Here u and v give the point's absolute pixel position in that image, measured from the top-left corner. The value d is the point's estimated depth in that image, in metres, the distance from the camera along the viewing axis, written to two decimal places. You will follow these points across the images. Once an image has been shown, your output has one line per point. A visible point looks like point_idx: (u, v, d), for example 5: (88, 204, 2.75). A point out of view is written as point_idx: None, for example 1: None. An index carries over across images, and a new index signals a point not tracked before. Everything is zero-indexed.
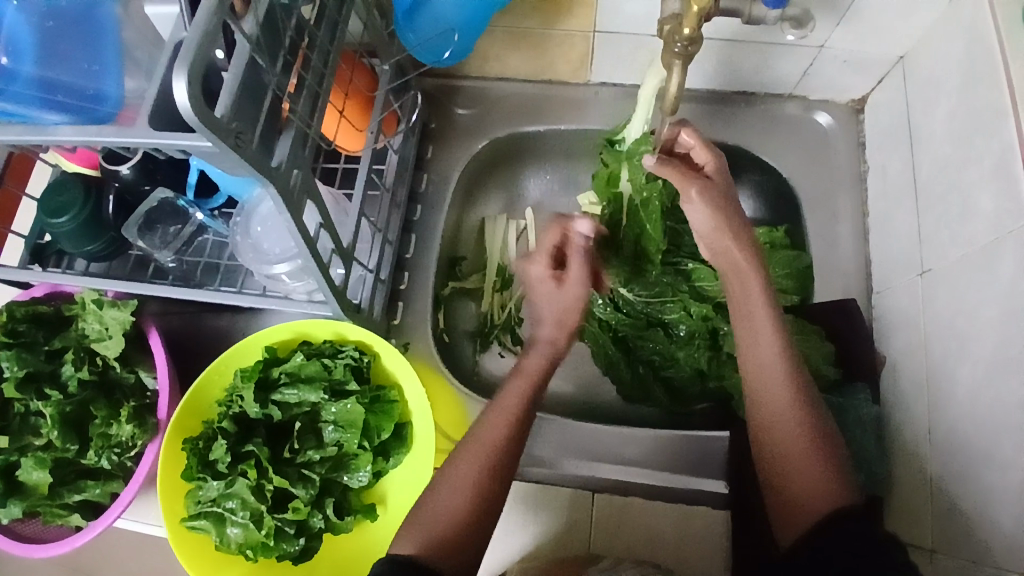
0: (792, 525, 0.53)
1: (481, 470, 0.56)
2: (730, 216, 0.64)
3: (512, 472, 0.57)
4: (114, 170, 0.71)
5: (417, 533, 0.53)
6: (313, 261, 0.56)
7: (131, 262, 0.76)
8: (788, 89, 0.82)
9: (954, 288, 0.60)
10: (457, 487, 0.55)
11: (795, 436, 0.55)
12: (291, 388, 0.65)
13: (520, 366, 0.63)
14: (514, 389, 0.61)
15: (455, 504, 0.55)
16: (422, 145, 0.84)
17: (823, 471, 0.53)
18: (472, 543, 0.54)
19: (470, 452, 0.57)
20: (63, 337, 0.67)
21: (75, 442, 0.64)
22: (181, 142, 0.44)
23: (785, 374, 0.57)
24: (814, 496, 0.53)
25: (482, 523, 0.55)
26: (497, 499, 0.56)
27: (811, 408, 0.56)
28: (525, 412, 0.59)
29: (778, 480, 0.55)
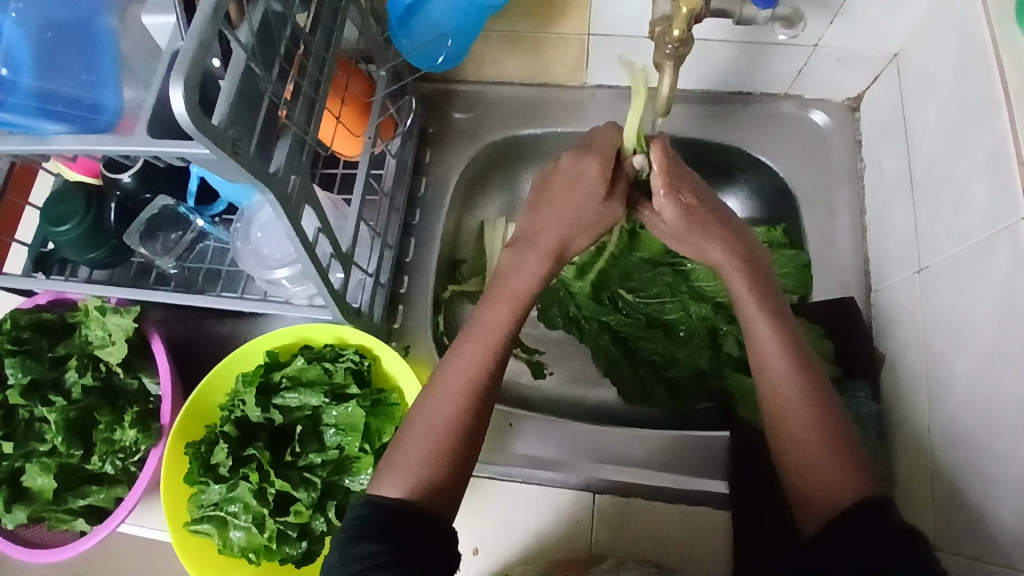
0: (813, 514, 0.52)
1: (459, 408, 0.57)
2: (709, 222, 0.65)
3: (490, 407, 0.59)
4: (115, 179, 0.72)
5: (400, 477, 0.54)
6: (312, 265, 0.57)
7: (134, 269, 0.78)
8: (784, 88, 0.83)
9: (951, 284, 0.60)
10: (437, 427, 0.56)
11: (808, 431, 0.55)
12: (291, 391, 0.65)
13: (495, 296, 0.64)
14: (489, 321, 0.62)
15: (436, 441, 0.55)
16: (420, 149, 0.85)
17: (845, 464, 0.53)
18: (455, 481, 0.55)
19: (447, 388, 0.58)
20: (67, 344, 0.68)
21: (80, 448, 0.65)
22: (179, 150, 0.45)
23: (796, 373, 0.58)
24: (838, 487, 0.52)
25: (465, 460, 0.56)
26: (475, 434, 0.57)
27: (829, 406, 0.56)
28: (500, 344, 0.60)
29: (797, 471, 0.54)
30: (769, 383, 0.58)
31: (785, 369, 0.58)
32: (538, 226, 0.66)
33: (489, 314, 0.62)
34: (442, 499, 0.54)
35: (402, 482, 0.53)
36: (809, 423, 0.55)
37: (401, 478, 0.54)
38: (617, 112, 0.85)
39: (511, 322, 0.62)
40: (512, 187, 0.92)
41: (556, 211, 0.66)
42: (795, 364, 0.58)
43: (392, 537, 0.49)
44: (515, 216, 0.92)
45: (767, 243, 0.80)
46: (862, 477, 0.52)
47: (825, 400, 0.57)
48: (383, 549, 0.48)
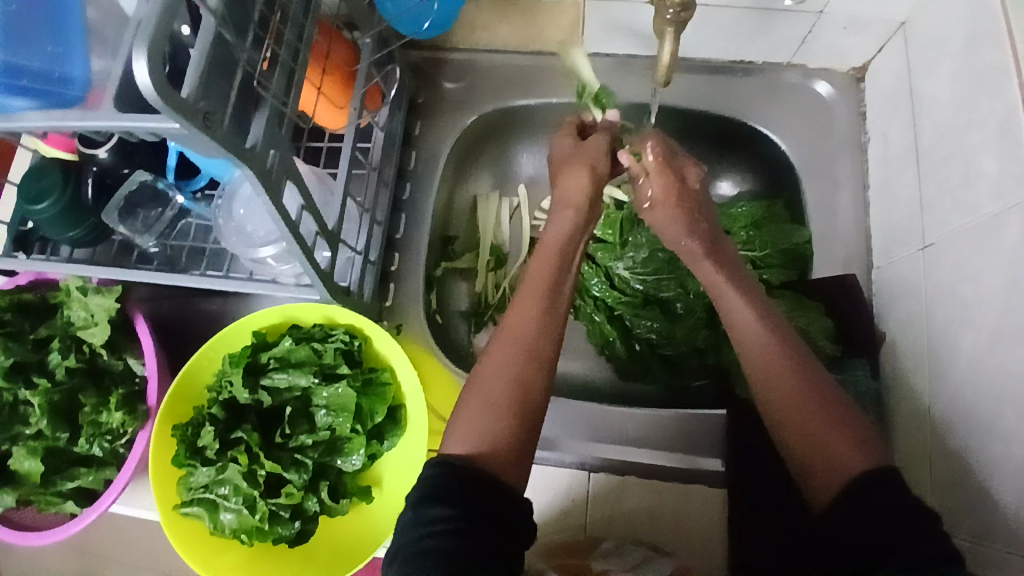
0: (825, 483, 0.50)
1: (517, 361, 0.56)
2: (693, 215, 0.68)
3: (551, 363, 0.57)
4: (92, 154, 0.70)
5: (469, 433, 0.52)
6: (296, 244, 0.55)
7: (116, 247, 0.76)
8: (787, 57, 0.80)
9: (957, 260, 0.58)
10: (502, 379, 0.55)
11: (797, 396, 0.54)
12: (280, 372, 0.65)
13: (542, 244, 0.66)
14: (541, 269, 0.63)
15: (504, 395, 0.54)
16: (410, 121, 0.82)
17: (843, 427, 0.52)
18: (521, 442, 0.53)
19: (507, 340, 0.57)
20: (49, 325, 0.66)
21: (66, 430, 0.64)
22: (149, 124, 0.43)
23: (776, 348, 0.57)
24: (841, 457, 0.50)
25: (532, 414, 0.54)
26: (541, 388, 0.56)
27: (805, 367, 0.56)
28: (547, 295, 0.60)
29: (798, 442, 0.53)
30: (748, 356, 0.58)
31: (762, 340, 0.58)
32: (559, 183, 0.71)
33: (532, 271, 0.63)
34: (510, 456, 0.52)
35: (468, 440, 0.52)
36: (794, 381, 0.55)
37: (467, 436, 0.52)
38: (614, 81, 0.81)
39: (555, 273, 0.63)
40: (506, 161, 0.89)
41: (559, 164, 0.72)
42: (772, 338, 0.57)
43: (463, 500, 0.47)
44: (509, 190, 0.90)
45: (766, 218, 0.79)
46: (860, 444, 0.51)
47: (806, 366, 0.56)
48: (454, 512, 0.46)
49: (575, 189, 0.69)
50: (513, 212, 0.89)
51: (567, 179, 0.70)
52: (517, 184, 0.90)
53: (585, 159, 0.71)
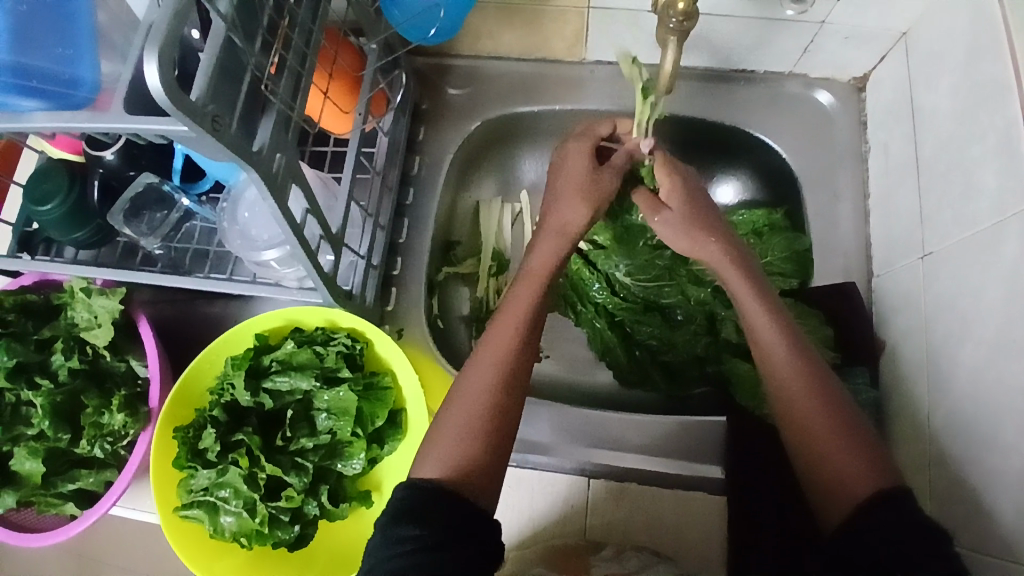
0: (835, 505, 0.52)
1: (495, 383, 0.56)
2: (706, 217, 0.68)
3: (524, 386, 0.58)
4: (98, 156, 0.70)
5: (438, 456, 0.53)
6: (300, 247, 0.55)
7: (120, 249, 0.76)
8: (788, 67, 0.80)
9: (956, 269, 0.59)
10: (475, 403, 0.55)
11: (821, 421, 0.55)
12: (282, 375, 0.65)
13: (527, 269, 0.65)
14: (523, 294, 0.62)
15: (477, 418, 0.55)
16: (414, 127, 0.82)
17: (861, 454, 0.53)
18: (495, 462, 0.54)
19: (483, 363, 0.57)
20: (53, 326, 0.67)
21: (67, 432, 0.64)
22: (157, 126, 0.43)
23: (795, 368, 0.57)
24: (855, 478, 0.52)
25: (503, 437, 0.55)
26: (512, 412, 0.56)
27: (829, 394, 0.56)
28: (529, 323, 0.61)
29: (813, 465, 0.54)
30: (769, 374, 0.59)
31: (784, 360, 0.58)
32: (554, 206, 0.68)
33: (516, 298, 0.63)
34: (480, 479, 0.52)
35: (441, 461, 0.52)
36: (814, 407, 0.55)
37: (441, 457, 0.53)
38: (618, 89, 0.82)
39: (539, 301, 0.62)
40: (509, 167, 0.89)
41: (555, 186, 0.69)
42: (794, 358, 0.58)
43: (431, 518, 0.47)
44: (512, 197, 0.90)
45: (766, 226, 0.79)
46: (876, 467, 0.52)
47: (826, 386, 0.57)
48: (424, 530, 0.46)
49: (577, 222, 0.67)
50: (515, 218, 0.89)
51: (562, 210, 0.67)
52: (520, 191, 0.90)
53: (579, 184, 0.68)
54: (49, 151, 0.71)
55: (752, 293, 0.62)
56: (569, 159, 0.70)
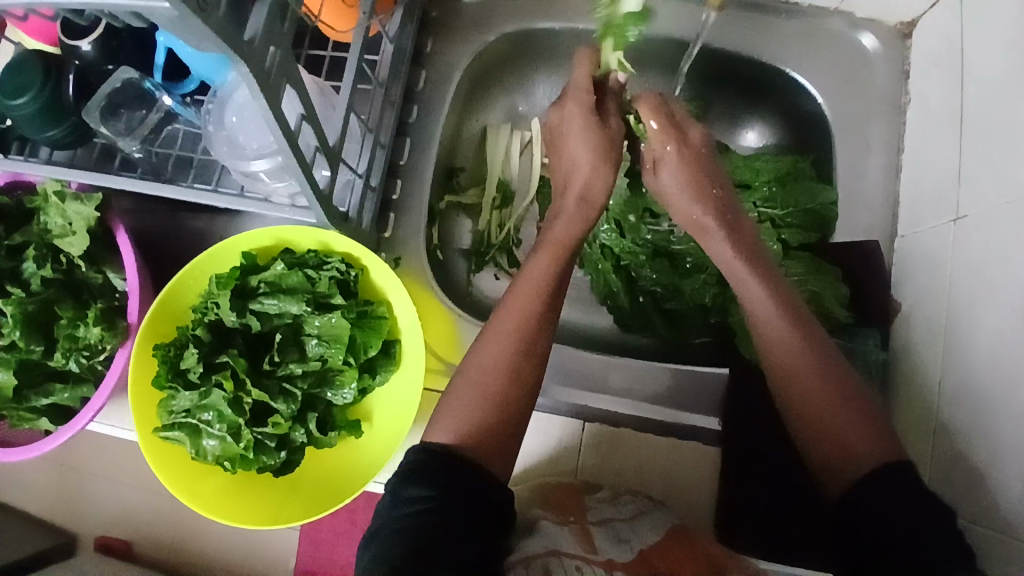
0: (838, 475, 0.52)
1: (512, 352, 0.55)
2: (708, 164, 0.68)
3: (545, 355, 0.56)
4: (74, 46, 0.63)
5: (451, 423, 0.53)
6: (294, 159, 0.50)
7: (97, 151, 0.69)
8: (836, 0, 0.73)
9: (992, 235, 0.55)
10: (489, 372, 0.54)
11: (822, 393, 0.54)
12: (270, 298, 0.61)
13: (548, 235, 0.63)
14: (542, 259, 0.60)
15: (492, 387, 0.54)
16: (420, 37, 0.74)
17: (863, 425, 0.52)
18: (510, 430, 0.53)
19: (499, 332, 0.56)
20: (24, 231, 0.62)
21: (40, 343, 0.61)
22: (135, 2, 0.37)
23: (801, 349, 0.55)
24: (864, 455, 0.51)
25: (519, 406, 0.54)
26: (529, 381, 0.55)
27: (831, 364, 0.55)
28: (549, 290, 0.58)
29: (815, 438, 0.53)
30: (772, 360, 0.56)
31: (789, 343, 0.56)
32: (576, 170, 0.66)
33: (535, 263, 0.60)
34: (493, 447, 0.52)
35: (454, 428, 0.52)
36: (816, 378, 0.54)
37: (452, 424, 0.52)
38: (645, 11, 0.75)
39: (559, 266, 0.60)
40: (520, 91, 0.83)
41: (568, 146, 0.67)
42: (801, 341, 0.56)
43: (441, 481, 0.49)
44: (521, 124, 0.84)
45: (790, 174, 0.74)
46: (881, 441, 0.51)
47: (829, 366, 0.55)
48: (433, 493, 0.48)
49: (599, 187, 0.65)
50: (524, 147, 0.83)
51: (585, 177, 0.65)
52: (531, 118, 0.84)
53: (590, 146, 0.65)
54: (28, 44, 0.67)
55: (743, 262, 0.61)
56: (569, 115, 0.67)
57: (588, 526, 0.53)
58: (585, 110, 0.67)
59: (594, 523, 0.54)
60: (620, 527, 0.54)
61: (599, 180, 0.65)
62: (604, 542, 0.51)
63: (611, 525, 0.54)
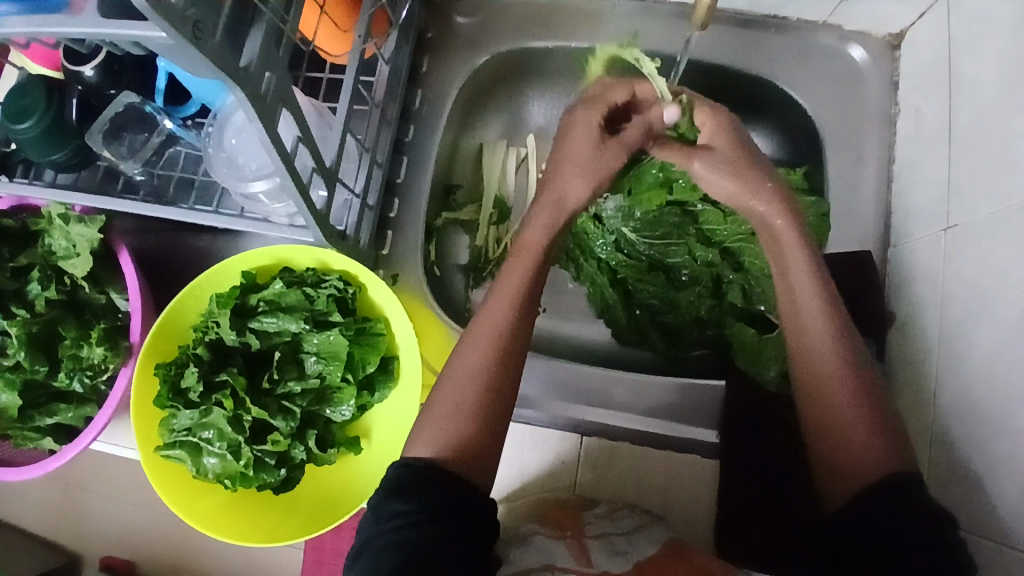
0: (844, 484, 0.52)
1: (489, 362, 0.55)
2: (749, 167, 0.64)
3: (519, 364, 0.57)
4: (77, 71, 0.65)
5: (431, 436, 0.53)
6: (290, 179, 0.51)
7: (101, 173, 0.71)
8: (823, 16, 0.74)
9: (982, 244, 0.56)
10: (469, 383, 0.54)
11: (848, 397, 0.54)
12: (269, 316, 0.62)
13: (521, 244, 0.63)
14: (515, 271, 0.60)
15: (469, 398, 0.54)
16: (416, 57, 0.76)
17: (880, 436, 0.52)
18: (490, 440, 0.54)
19: (476, 343, 0.56)
20: (28, 253, 0.63)
21: (44, 364, 0.62)
22: (133, 32, 0.38)
23: (833, 342, 0.56)
24: (870, 461, 0.51)
25: (498, 417, 0.55)
26: (507, 392, 0.55)
27: (859, 369, 0.55)
28: (524, 300, 0.59)
29: (828, 443, 0.54)
30: (801, 347, 0.57)
31: (823, 335, 0.56)
32: (554, 178, 0.66)
33: (508, 274, 0.61)
34: (474, 459, 0.52)
35: (434, 440, 0.52)
36: (845, 382, 0.54)
37: (433, 436, 0.53)
38: (637, 27, 0.76)
39: (532, 276, 0.60)
40: (515, 108, 0.84)
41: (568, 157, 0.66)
42: (833, 334, 0.56)
43: (423, 494, 0.49)
44: (517, 140, 0.85)
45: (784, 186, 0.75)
46: (892, 451, 0.52)
47: (858, 361, 0.55)
48: (413, 507, 0.48)
49: (576, 198, 0.65)
50: (520, 163, 0.84)
51: (562, 182, 0.65)
52: (527, 135, 0.85)
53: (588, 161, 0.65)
54: (32, 68, 0.68)
55: (796, 245, 0.60)
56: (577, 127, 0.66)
57: (585, 540, 0.54)
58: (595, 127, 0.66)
59: (592, 538, 0.54)
60: (618, 540, 0.54)
61: (577, 187, 0.65)
62: (601, 556, 0.52)
63: (608, 539, 0.54)
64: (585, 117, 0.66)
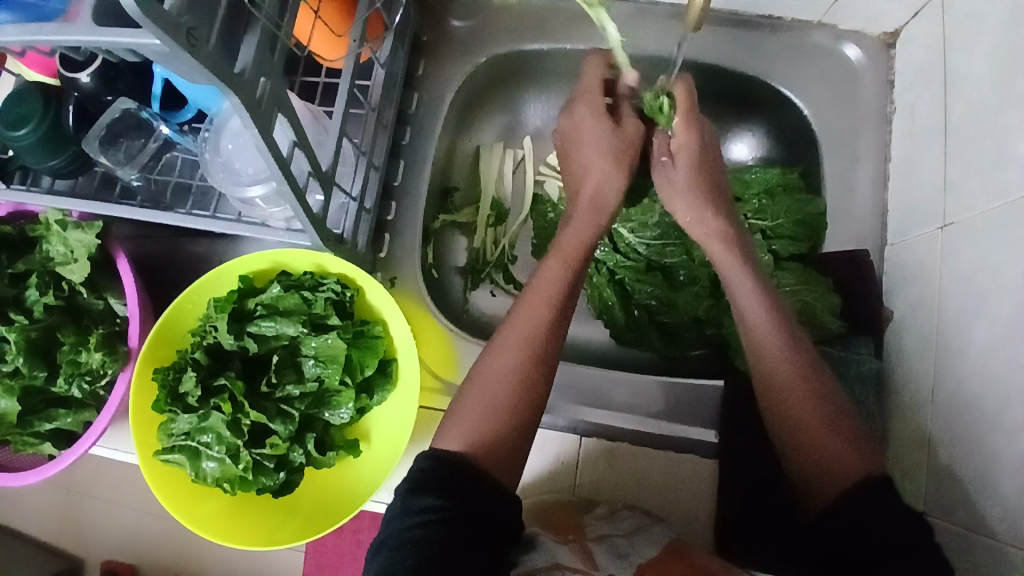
0: (822, 489, 0.52)
1: (521, 363, 0.56)
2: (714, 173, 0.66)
3: (553, 366, 0.57)
4: (73, 78, 0.65)
5: (462, 430, 0.54)
6: (286, 184, 0.51)
7: (98, 179, 0.70)
8: (817, 15, 0.74)
9: (979, 241, 0.56)
10: (502, 380, 0.55)
11: (805, 402, 0.55)
12: (267, 320, 0.62)
13: (559, 244, 0.62)
14: (552, 270, 0.60)
15: (502, 395, 0.55)
16: (412, 60, 0.76)
17: (843, 437, 0.53)
18: (518, 438, 0.55)
19: (512, 340, 0.57)
20: (27, 260, 0.63)
21: (43, 370, 0.62)
22: (127, 40, 0.38)
23: (789, 354, 0.56)
24: (844, 466, 0.52)
25: (529, 415, 0.55)
26: (540, 390, 0.56)
27: (814, 372, 0.56)
28: (562, 302, 0.59)
29: (797, 450, 0.54)
30: (760, 361, 0.57)
31: (773, 339, 0.57)
32: (586, 177, 0.66)
33: (545, 274, 0.60)
34: (503, 455, 0.53)
35: (465, 436, 0.53)
36: (800, 387, 0.55)
37: (462, 432, 0.54)
38: (632, 29, 0.76)
39: (572, 276, 0.60)
40: (511, 110, 0.84)
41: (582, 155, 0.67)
42: (789, 346, 0.57)
43: (452, 492, 0.49)
44: (514, 142, 0.85)
45: (780, 186, 0.75)
46: (862, 453, 0.53)
47: (809, 365, 0.56)
48: (443, 503, 0.48)
49: (610, 193, 0.65)
50: (517, 165, 0.85)
51: (596, 181, 0.65)
52: (524, 137, 0.85)
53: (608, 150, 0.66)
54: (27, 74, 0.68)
55: (738, 262, 0.61)
56: (585, 122, 0.66)
57: (586, 543, 0.53)
58: (604, 117, 0.66)
59: (592, 540, 0.54)
60: (618, 542, 0.54)
61: (610, 183, 0.65)
62: (606, 558, 0.51)
63: (609, 541, 0.54)
64: (586, 113, 0.66)
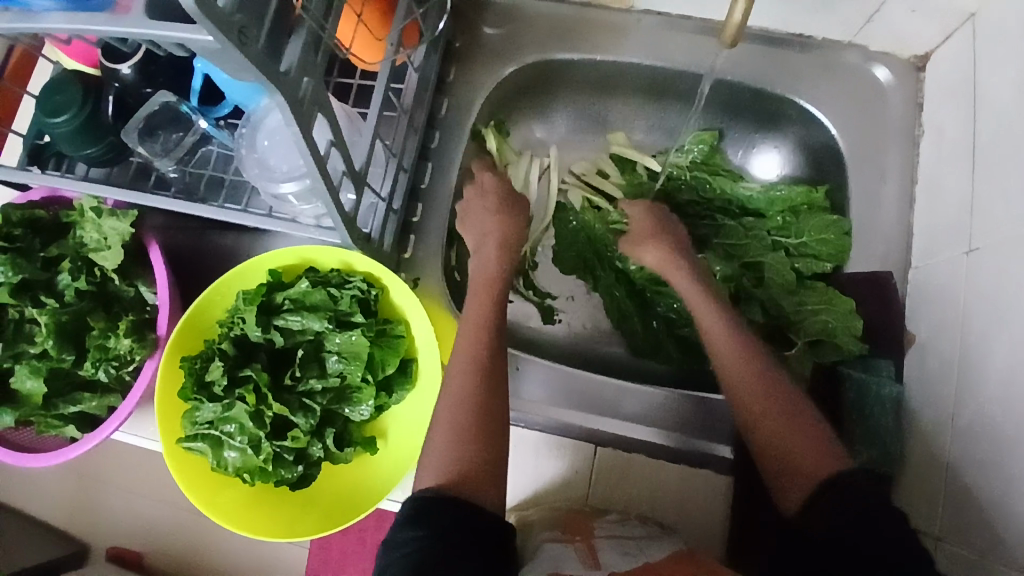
0: (793, 489, 0.54)
1: (471, 387, 0.58)
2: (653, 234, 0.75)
3: (502, 385, 0.59)
4: (113, 69, 0.66)
5: (433, 470, 0.54)
6: (322, 182, 0.52)
7: (132, 169, 0.73)
8: (848, 35, 0.74)
9: (1006, 268, 0.55)
10: (458, 410, 0.57)
11: (766, 416, 0.58)
12: (294, 314, 0.63)
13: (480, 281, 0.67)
14: (475, 303, 0.64)
15: (461, 424, 0.56)
16: (444, 66, 0.78)
17: (808, 440, 0.56)
18: (492, 461, 0.55)
19: (454, 370, 0.59)
20: (60, 245, 0.64)
21: (72, 353, 0.63)
22: (180, 34, 0.39)
23: (752, 371, 0.60)
24: (804, 460, 0.54)
25: (494, 436, 0.56)
26: (496, 413, 0.57)
27: (779, 385, 0.59)
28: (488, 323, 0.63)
29: (768, 459, 0.57)
30: (729, 385, 0.61)
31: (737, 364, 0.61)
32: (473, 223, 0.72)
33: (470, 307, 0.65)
34: (481, 480, 0.53)
35: (437, 473, 0.54)
36: (769, 405, 0.58)
37: (435, 469, 0.54)
38: (661, 44, 0.77)
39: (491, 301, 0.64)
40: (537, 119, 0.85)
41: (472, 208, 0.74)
42: (752, 365, 0.60)
43: (433, 521, 0.49)
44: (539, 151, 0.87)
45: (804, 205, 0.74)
46: (830, 451, 0.55)
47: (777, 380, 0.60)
48: (421, 533, 0.49)
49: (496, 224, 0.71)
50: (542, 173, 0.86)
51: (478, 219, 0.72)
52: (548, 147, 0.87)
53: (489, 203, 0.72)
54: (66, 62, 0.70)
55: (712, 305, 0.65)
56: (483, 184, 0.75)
57: (594, 541, 0.54)
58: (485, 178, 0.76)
59: (600, 537, 0.55)
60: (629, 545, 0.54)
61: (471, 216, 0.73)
62: (611, 555, 0.52)
63: (619, 540, 0.55)
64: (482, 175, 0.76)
